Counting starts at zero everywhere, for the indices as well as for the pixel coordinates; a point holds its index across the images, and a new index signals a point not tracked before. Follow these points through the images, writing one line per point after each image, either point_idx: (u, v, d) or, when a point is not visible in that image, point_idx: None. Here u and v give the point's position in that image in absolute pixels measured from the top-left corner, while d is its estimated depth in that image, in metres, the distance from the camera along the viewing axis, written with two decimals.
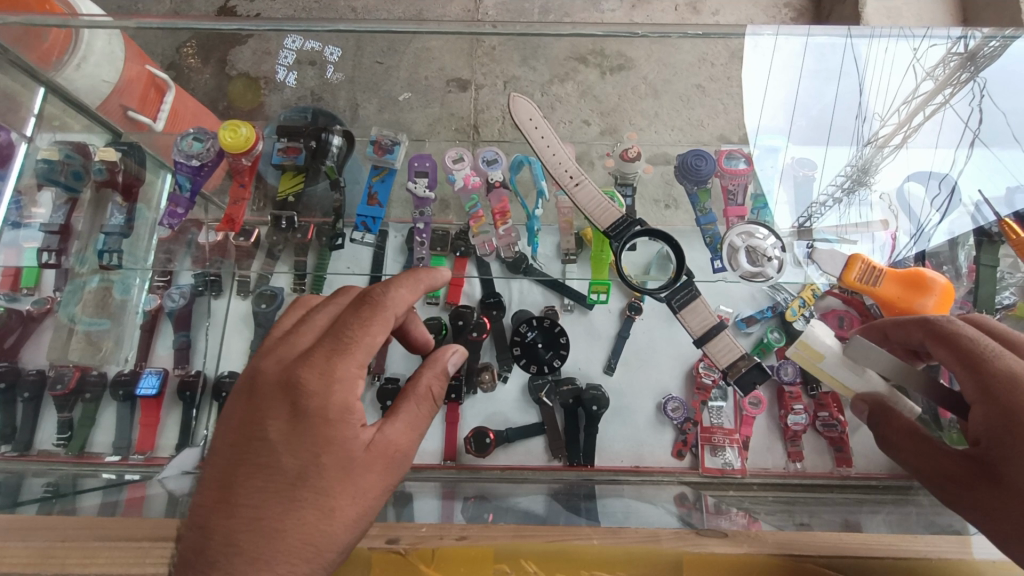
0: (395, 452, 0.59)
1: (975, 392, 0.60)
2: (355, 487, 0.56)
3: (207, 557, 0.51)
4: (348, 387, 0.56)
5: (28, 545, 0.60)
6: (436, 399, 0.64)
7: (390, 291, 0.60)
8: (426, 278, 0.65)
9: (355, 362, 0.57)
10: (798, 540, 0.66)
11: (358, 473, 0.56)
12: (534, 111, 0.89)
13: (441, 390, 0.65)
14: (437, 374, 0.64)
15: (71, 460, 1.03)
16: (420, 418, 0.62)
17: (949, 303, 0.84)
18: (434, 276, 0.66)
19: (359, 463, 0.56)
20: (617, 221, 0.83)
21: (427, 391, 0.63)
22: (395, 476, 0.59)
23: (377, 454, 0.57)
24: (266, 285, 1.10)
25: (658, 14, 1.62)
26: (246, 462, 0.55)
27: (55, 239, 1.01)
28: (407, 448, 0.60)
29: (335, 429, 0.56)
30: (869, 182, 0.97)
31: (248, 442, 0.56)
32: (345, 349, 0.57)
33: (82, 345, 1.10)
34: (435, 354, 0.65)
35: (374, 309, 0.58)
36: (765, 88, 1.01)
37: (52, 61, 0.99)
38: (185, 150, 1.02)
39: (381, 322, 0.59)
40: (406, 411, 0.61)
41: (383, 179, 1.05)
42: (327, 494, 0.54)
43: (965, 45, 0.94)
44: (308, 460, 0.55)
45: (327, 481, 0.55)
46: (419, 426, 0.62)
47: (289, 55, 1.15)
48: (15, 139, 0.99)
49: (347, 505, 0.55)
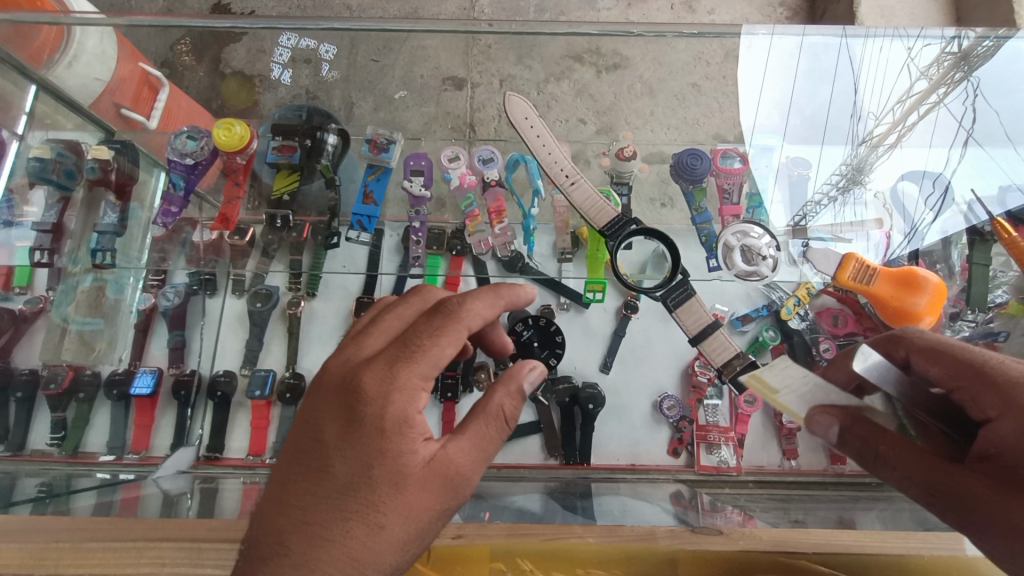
0: (454, 475, 0.54)
1: (978, 406, 0.54)
2: (409, 507, 0.52)
3: (258, 554, 0.51)
4: (407, 399, 0.53)
5: (21, 545, 0.59)
6: (510, 422, 0.58)
7: (465, 300, 0.57)
8: (505, 290, 0.62)
9: (417, 372, 0.54)
10: (794, 538, 0.66)
11: (411, 492, 0.53)
12: (529, 110, 0.88)
13: (516, 411, 0.59)
14: (510, 393, 0.58)
15: (65, 460, 1.04)
16: (488, 442, 0.57)
17: (941, 301, 0.88)
18: (517, 294, 0.63)
19: (413, 480, 0.53)
20: (612, 221, 0.84)
21: (499, 410, 0.57)
22: (453, 498, 0.55)
23: (435, 475, 0.53)
24: (261, 284, 1.14)
25: (653, 13, 1.62)
26: (302, 463, 0.54)
27: (46, 239, 0.97)
28: (469, 473, 0.55)
29: (390, 442, 0.53)
30: (863, 181, 0.98)
31: (307, 442, 0.55)
32: (411, 358, 0.54)
33: (75, 345, 1.09)
34: (513, 368, 0.60)
35: (447, 319, 0.55)
36: (761, 87, 1.00)
37: (42, 59, 0.98)
38: (179, 148, 0.99)
39: (451, 333, 0.55)
40: (473, 431, 0.56)
41: (378, 178, 1.04)
42: (378, 510, 0.52)
43: (958, 45, 0.94)
44: (359, 470, 0.52)
45: (377, 495, 0.52)
46: (485, 450, 0.57)
47: (282, 52, 1.12)
48: (6, 137, 0.97)
49: (396, 524, 0.52)
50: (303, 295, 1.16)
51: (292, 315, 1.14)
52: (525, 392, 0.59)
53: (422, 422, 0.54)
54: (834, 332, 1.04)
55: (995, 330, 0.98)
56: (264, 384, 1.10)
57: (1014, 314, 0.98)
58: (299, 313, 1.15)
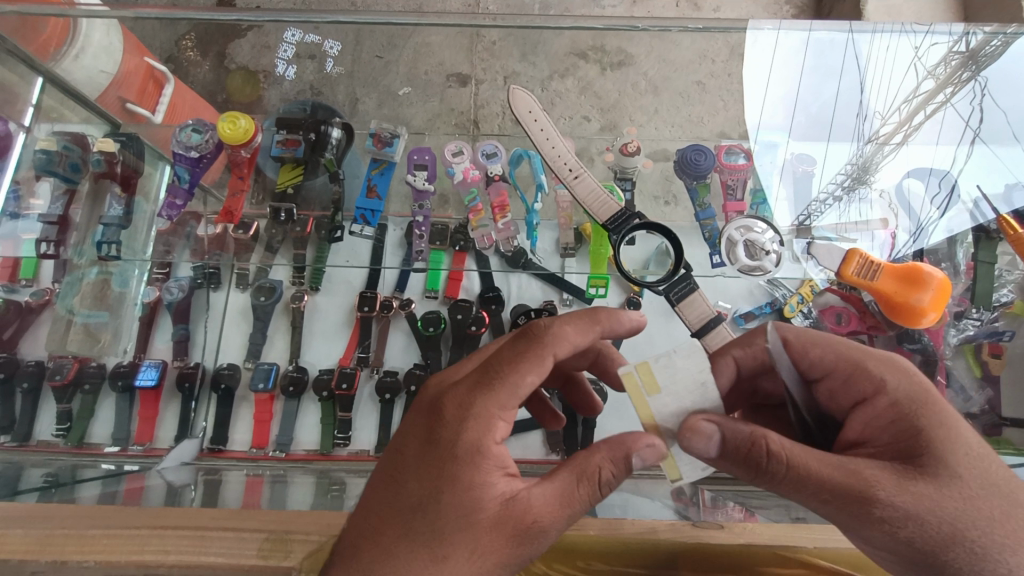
0: (530, 523, 0.52)
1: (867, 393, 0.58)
2: (477, 544, 0.51)
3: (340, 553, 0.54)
4: (484, 427, 0.53)
5: (25, 532, 0.59)
6: (605, 486, 0.54)
7: (558, 332, 0.57)
8: (603, 322, 0.62)
9: (496, 402, 0.54)
10: (794, 533, 0.67)
11: (481, 529, 0.51)
12: (533, 104, 0.88)
13: (614, 476, 0.54)
14: (613, 456, 0.53)
15: (70, 451, 1.06)
16: (574, 498, 0.53)
17: (944, 297, 0.87)
18: (616, 321, 0.63)
19: (484, 517, 0.51)
20: (615, 215, 0.84)
21: (595, 469, 0.53)
22: (524, 547, 0.52)
23: (510, 517, 0.51)
24: (264, 278, 1.15)
25: (659, 10, 1.61)
26: (383, 475, 0.55)
27: (53, 230, 0.98)
28: (548, 526, 0.52)
29: (462, 470, 0.52)
30: (869, 181, 0.97)
31: (391, 455, 0.56)
32: (494, 385, 0.54)
33: (80, 336, 1.10)
34: (624, 435, 0.55)
35: (534, 350, 0.56)
36: (767, 84, 1.01)
37: (50, 52, 0.99)
38: (184, 141, 0.98)
39: (535, 365, 0.55)
40: (560, 481, 0.53)
41: (383, 172, 1.04)
42: (445, 539, 0.51)
43: (966, 44, 0.93)
44: (431, 493, 0.52)
45: (444, 524, 0.51)
46: (570, 506, 0.53)
47: (287, 48, 1.15)
48: (13, 129, 0.97)
49: (462, 559, 0.51)
50: (306, 290, 1.16)
51: (296, 309, 1.14)
52: (631, 465, 0.53)
53: (498, 455, 0.53)
54: (838, 330, 1.03)
55: (1000, 330, 0.99)
56: (268, 377, 1.11)
57: (1020, 313, 0.98)
58: (303, 308, 1.15)
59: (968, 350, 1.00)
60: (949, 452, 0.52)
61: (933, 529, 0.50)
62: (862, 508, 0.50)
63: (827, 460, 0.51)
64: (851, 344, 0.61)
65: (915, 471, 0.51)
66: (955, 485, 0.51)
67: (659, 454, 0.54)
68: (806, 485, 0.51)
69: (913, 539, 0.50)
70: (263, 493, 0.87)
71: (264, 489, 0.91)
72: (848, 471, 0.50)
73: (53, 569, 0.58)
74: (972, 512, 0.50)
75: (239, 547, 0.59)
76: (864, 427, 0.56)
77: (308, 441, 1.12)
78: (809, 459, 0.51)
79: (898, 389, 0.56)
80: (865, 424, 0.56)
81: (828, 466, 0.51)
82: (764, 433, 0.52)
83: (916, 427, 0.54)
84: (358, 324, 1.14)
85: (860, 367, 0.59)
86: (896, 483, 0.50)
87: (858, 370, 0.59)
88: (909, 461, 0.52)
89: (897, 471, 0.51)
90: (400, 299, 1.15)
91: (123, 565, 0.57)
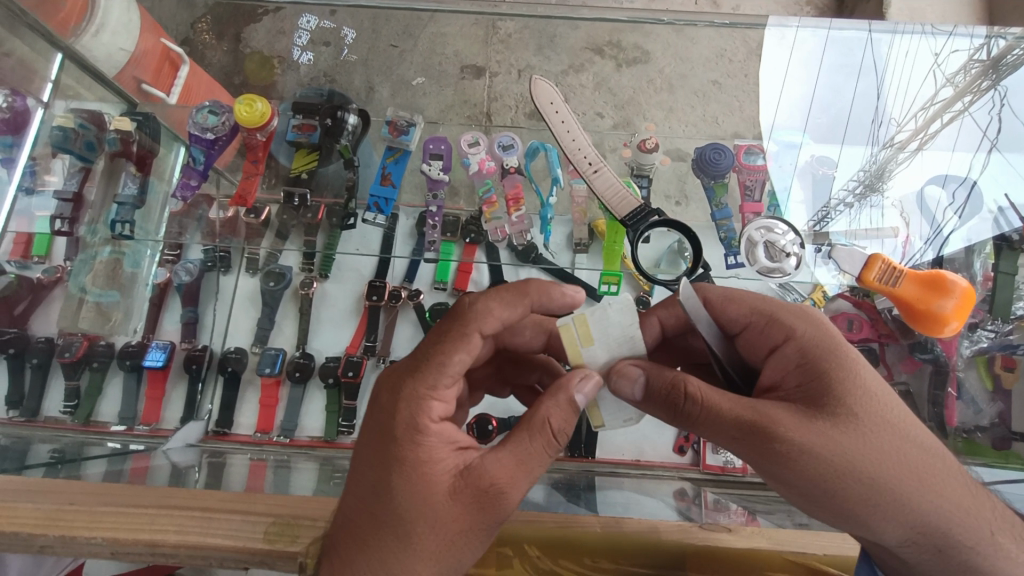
0: (487, 486, 0.52)
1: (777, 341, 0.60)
2: (437, 513, 0.52)
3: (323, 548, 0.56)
4: (419, 409, 0.54)
5: (35, 506, 0.59)
6: (558, 438, 0.55)
7: (483, 309, 0.58)
8: (534, 294, 0.61)
9: (424, 384, 0.54)
10: (799, 538, 0.66)
11: (437, 499, 0.52)
12: (555, 95, 0.87)
13: (566, 425, 0.55)
14: (558, 404, 0.55)
15: (77, 428, 1.06)
16: (530, 454, 0.53)
17: (967, 306, 0.85)
18: (548, 292, 0.62)
19: (438, 489, 0.52)
20: (634, 211, 0.84)
21: (544, 421, 0.54)
22: (488, 513, 0.52)
23: (464, 485, 0.52)
24: (274, 263, 1.15)
25: (677, 6, 1.60)
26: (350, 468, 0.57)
27: (67, 208, 0.97)
28: (506, 486, 0.53)
29: (405, 450, 0.53)
30: (882, 189, 0.96)
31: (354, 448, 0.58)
32: (422, 369, 0.55)
33: (92, 314, 1.10)
34: (560, 379, 0.57)
35: (459, 333, 0.56)
36: (781, 88, 1.00)
37: (70, 28, 1.00)
38: (200, 122, 0.98)
39: (461, 345, 0.56)
40: (513, 442, 0.53)
41: (397, 160, 1.02)
42: (404, 517, 0.52)
43: (988, 52, 0.92)
44: (381, 475, 0.53)
45: (402, 503, 0.52)
46: (526, 463, 0.53)
47: (302, 35, 1.13)
48: (32, 105, 0.97)
49: (424, 532, 0.52)
50: (315, 276, 1.15)
51: (304, 296, 1.14)
52: (577, 405, 0.56)
53: (440, 431, 0.54)
54: (849, 337, 1.01)
55: (1014, 343, 0.96)
56: (274, 363, 1.11)
57: None
58: (312, 294, 1.15)
59: (980, 361, 0.98)
60: (852, 392, 0.54)
61: (834, 463, 0.52)
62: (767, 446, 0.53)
63: (733, 398, 0.54)
64: (765, 299, 0.63)
65: (815, 409, 0.53)
66: (852, 421, 0.53)
67: (594, 384, 0.57)
68: (716, 423, 0.54)
69: (812, 473, 0.52)
70: (266, 477, 0.87)
71: (268, 473, 0.91)
72: (753, 409, 0.53)
73: (61, 543, 0.57)
74: (869, 447, 0.52)
75: (246, 530, 0.58)
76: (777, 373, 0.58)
77: (312, 428, 1.12)
78: (720, 400, 0.54)
79: (808, 336, 0.58)
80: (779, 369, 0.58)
81: (735, 404, 0.54)
82: (683, 374, 0.56)
83: (821, 369, 0.55)
84: (366, 312, 1.13)
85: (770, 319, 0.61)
86: (798, 421, 0.53)
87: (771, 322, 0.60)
88: (811, 400, 0.54)
89: (798, 410, 0.54)
90: (410, 289, 1.15)
91: (130, 543, 0.57)
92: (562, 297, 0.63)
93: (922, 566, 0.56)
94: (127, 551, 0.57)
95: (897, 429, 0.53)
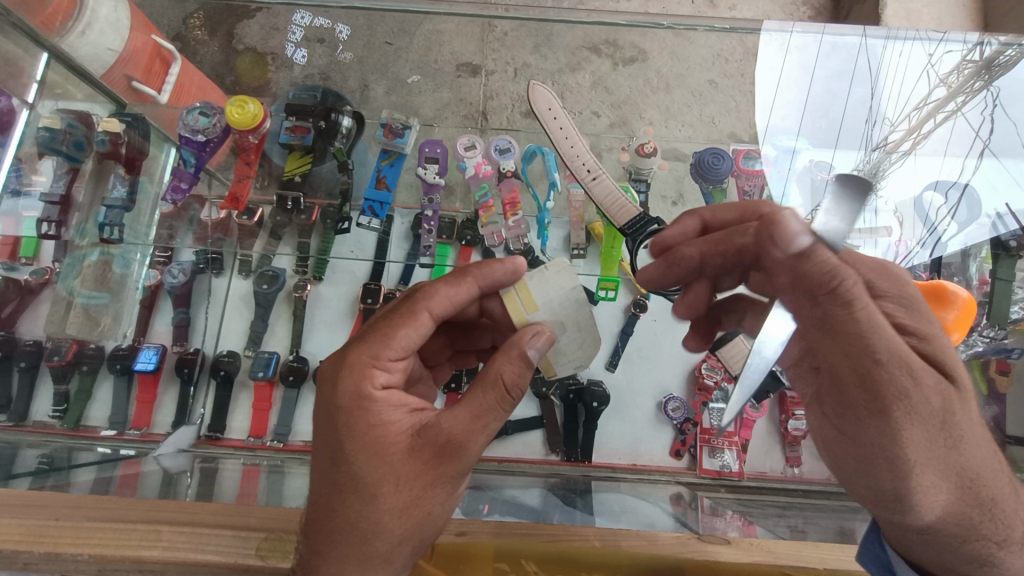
0: (445, 441, 0.52)
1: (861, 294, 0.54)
2: (396, 472, 0.52)
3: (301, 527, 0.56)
4: (362, 376, 0.53)
5: (21, 522, 0.58)
6: (511, 391, 0.53)
7: (427, 290, 0.58)
8: (473, 272, 0.59)
9: (367, 354, 0.54)
10: (798, 550, 0.65)
11: (393, 459, 0.52)
12: (553, 100, 0.86)
13: (519, 379, 0.53)
14: (509, 358, 0.53)
15: (66, 433, 1.05)
16: (484, 408, 0.52)
17: (968, 317, 0.83)
18: (489, 270, 0.59)
19: (394, 450, 0.52)
20: (633, 220, 0.83)
21: (496, 375, 0.52)
22: (448, 464, 0.52)
23: (422, 442, 0.52)
24: (267, 266, 1.13)
25: (673, 6, 1.58)
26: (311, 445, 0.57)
27: (54, 211, 0.94)
28: (463, 439, 0.52)
29: (355, 418, 0.53)
30: (876, 188, 0.92)
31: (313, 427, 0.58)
32: (369, 340, 0.56)
33: (80, 319, 1.09)
34: (512, 336, 0.55)
35: (404, 311, 0.57)
36: (775, 89, 0.99)
37: (56, 26, 0.97)
38: (191, 124, 0.96)
39: (407, 321, 0.56)
40: (468, 399, 0.52)
41: (393, 163, 1.01)
42: (364, 480, 0.52)
43: (980, 53, 0.92)
44: (336, 445, 0.53)
45: (360, 468, 0.52)
46: (481, 417, 0.52)
47: (297, 31, 1.11)
48: (16, 105, 0.94)
49: (388, 492, 0.52)
50: (310, 279, 1.13)
51: (298, 298, 1.12)
52: (529, 359, 0.54)
53: (388, 397, 0.53)
54: None
55: (1008, 347, 0.97)
56: (268, 365, 1.10)
57: None
58: (305, 297, 1.14)
59: (976, 364, 1.00)
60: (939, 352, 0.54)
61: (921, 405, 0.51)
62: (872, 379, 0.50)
63: (870, 321, 0.48)
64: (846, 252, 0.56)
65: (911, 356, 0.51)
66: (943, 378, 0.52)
67: (546, 339, 0.56)
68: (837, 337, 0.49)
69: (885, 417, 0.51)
70: (259, 483, 0.86)
71: (261, 479, 0.90)
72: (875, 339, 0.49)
73: (47, 560, 0.57)
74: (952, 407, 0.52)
75: (239, 545, 0.58)
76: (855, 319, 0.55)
77: (306, 432, 1.11)
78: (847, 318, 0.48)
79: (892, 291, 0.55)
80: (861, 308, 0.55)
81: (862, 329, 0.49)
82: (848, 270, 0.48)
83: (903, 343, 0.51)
84: (361, 315, 1.12)
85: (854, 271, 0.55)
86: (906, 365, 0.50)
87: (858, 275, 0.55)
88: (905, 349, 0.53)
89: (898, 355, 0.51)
90: (405, 292, 1.12)
91: (118, 560, 0.56)
92: (503, 272, 0.59)
93: (914, 542, 0.59)
94: (115, 567, 0.57)
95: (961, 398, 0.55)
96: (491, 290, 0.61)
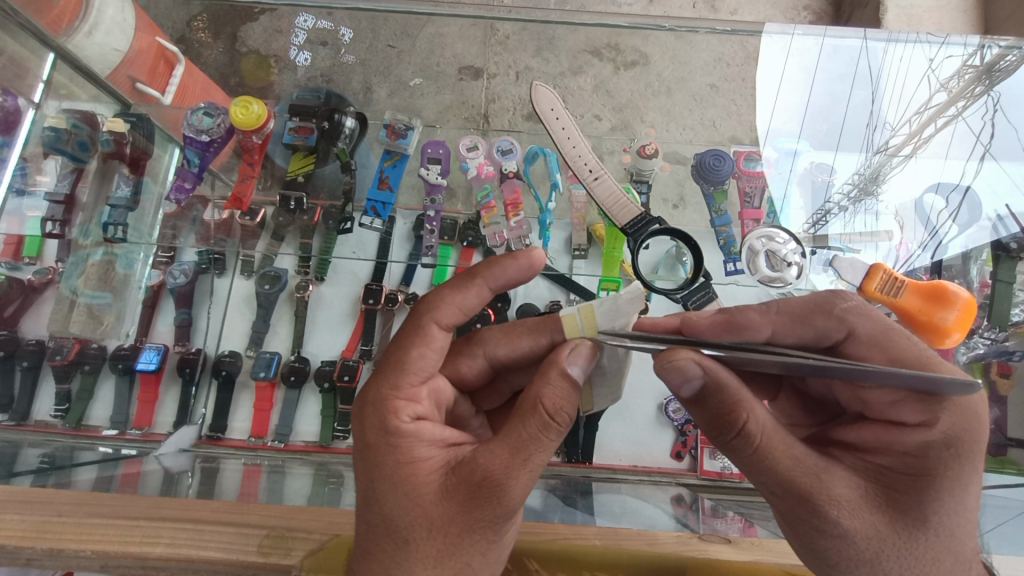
0: (481, 480, 0.50)
1: (800, 451, 0.51)
2: (430, 516, 0.51)
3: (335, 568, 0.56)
4: (386, 410, 0.55)
5: (23, 517, 0.58)
6: (555, 418, 0.51)
7: (434, 300, 0.59)
8: (482, 273, 0.60)
9: (388, 389, 0.56)
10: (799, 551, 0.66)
11: (428, 500, 0.51)
12: (556, 101, 0.86)
13: (562, 406, 0.51)
14: (553, 386, 0.52)
15: (68, 432, 1.06)
16: (525, 442, 0.50)
17: (970, 318, 0.81)
18: (494, 270, 0.60)
19: (421, 487, 0.52)
20: (634, 219, 0.84)
21: (536, 403, 0.51)
22: (484, 509, 0.50)
23: (456, 481, 0.51)
24: (269, 266, 1.14)
25: (675, 10, 1.59)
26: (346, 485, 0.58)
27: (58, 210, 0.95)
28: (502, 478, 0.49)
29: (385, 455, 0.53)
30: (876, 192, 0.96)
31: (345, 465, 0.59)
32: (387, 374, 0.57)
33: (83, 318, 1.10)
34: (549, 359, 0.55)
35: (414, 330, 0.58)
36: (776, 92, 1.01)
37: (62, 27, 0.97)
38: (195, 125, 0.96)
39: (419, 341, 0.58)
40: (506, 434, 0.50)
41: (395, 164, 1.00)
42: (397, 521, 0.51)
43: (982, 57, 0.91)
44: (366, 485, 0.54)
45: (389, 506, 0.52)
46: (522, 451, 0.50)
47: (299, 33, 1.13)
48: (23, 105, 0.94)
49: (421, 538, 0.51)
50: (312, 280, 1.13)
51: (301, 299, 1.13)
52: (572, 379, 0.53)
53: (419, 430, 0.54)
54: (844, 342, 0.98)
55: (1010, 350, 0.96)
56: (269, 365, 1.10)
57: None
58: (307, 297, 1.14)
59: (977, 367, 0.98)
60: (943, 503, 0.52)
61: (859, 550, 0.51)
62: (808, 509, 0.51)
63: (764, 469, 0.51)
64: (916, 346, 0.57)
65: (882, 500, 0.52)
66: (918, 530, 0.51)
67: (585, 356, 0.55)
68: (760, 467, 0.51)
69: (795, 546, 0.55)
70: (260, 483, 0.86)
71: (262, 479, 0.90)
72: (814, 475, 0.51)
73: (49, 556, 0.57)
74: (903, 559, 0.51)
75: (239, 542, 0.58)
76: (885, 434, 0.54)
77: (307, 432, 1.12)
78: (781, 446, 0.51)
79: (953, 427, 0.53)
80: (907, 425, 0.55)
81: (795, 464, 0.51)
82: (739, 417, 0.50)
83: (815, 496, 0.51)
84: (362, 315, 1.13)
85: (926, 399, 0.54)
86: (853, 504, 0.51)
87: (927, 398, 0.54)
88: (888, 486, 0.53)
89: (858, 490, 0.52)
90: (406, 292, 1.13)
91: (120, 556, 0.56)
92: (516, 269, 0.60)
93: None
94: (117, 564, 0.57)
95: (946, 555, 0.52)
96: (503, 288, 0.62)
